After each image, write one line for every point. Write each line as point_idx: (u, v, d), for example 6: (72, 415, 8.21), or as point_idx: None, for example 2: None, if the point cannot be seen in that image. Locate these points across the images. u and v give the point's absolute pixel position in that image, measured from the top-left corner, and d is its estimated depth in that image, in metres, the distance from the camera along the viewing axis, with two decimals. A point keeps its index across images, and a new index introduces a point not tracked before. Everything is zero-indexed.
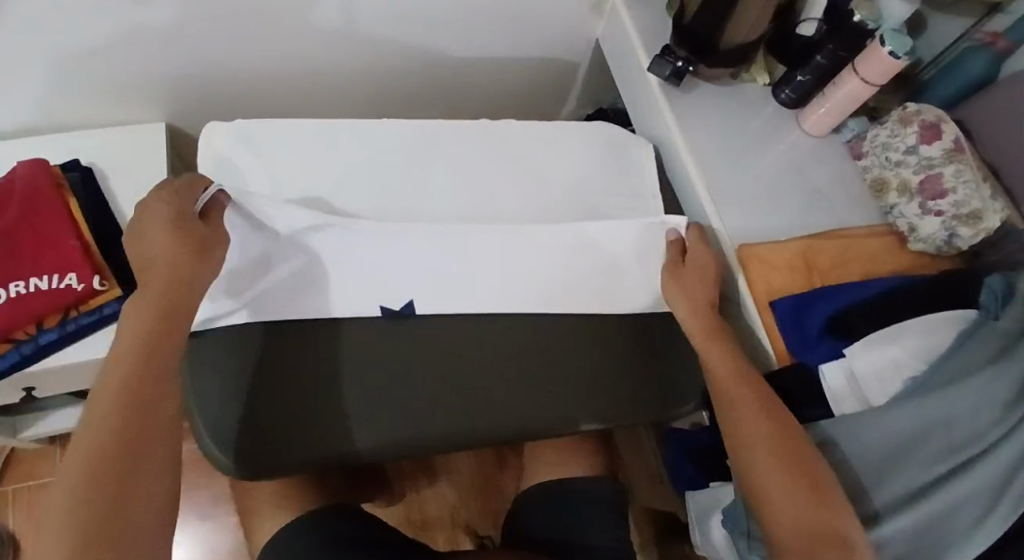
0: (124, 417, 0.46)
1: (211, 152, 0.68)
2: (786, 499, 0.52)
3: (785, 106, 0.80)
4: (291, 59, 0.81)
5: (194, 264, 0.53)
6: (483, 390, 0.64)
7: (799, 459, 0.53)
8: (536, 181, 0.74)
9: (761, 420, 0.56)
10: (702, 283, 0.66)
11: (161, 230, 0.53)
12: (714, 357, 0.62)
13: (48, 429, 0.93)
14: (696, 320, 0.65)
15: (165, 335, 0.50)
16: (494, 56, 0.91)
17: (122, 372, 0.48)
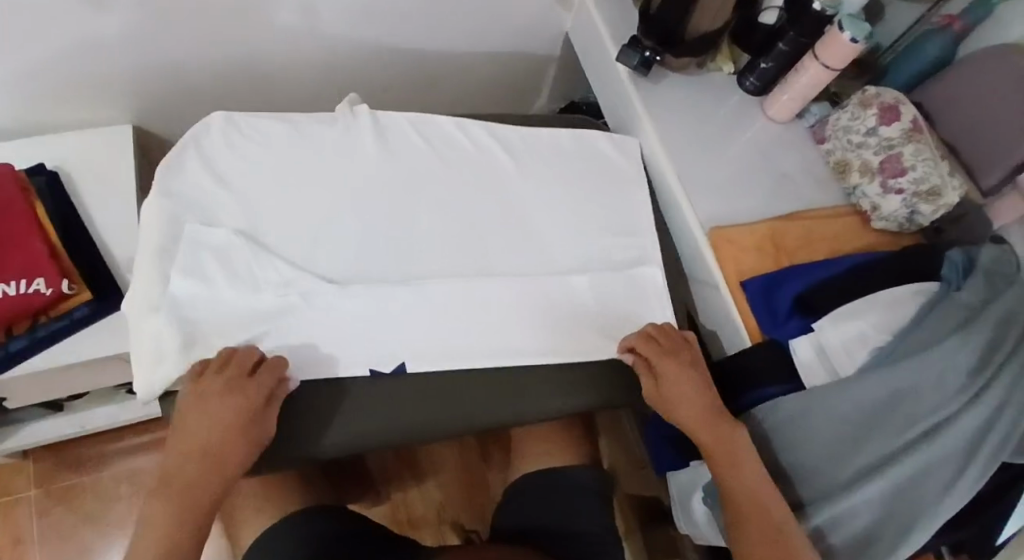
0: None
1: (198, 147, 0.66)
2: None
3: (750, 94, 0.82)
4: (260, 57, 0.81)
5: (244, 446, 0.54)
6: (458, 383, 0.65)
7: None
8: (512, 176, 0.75)
9: (774, 550, 0.54)
10: (686, 383, 0.63)
11: (216, 410, 0.54)
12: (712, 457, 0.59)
13: (18, 442, 0.90)
14: (693, 428, 0.61)
15: (207, 494, 0.53)
16: (463, 50, 0.92)
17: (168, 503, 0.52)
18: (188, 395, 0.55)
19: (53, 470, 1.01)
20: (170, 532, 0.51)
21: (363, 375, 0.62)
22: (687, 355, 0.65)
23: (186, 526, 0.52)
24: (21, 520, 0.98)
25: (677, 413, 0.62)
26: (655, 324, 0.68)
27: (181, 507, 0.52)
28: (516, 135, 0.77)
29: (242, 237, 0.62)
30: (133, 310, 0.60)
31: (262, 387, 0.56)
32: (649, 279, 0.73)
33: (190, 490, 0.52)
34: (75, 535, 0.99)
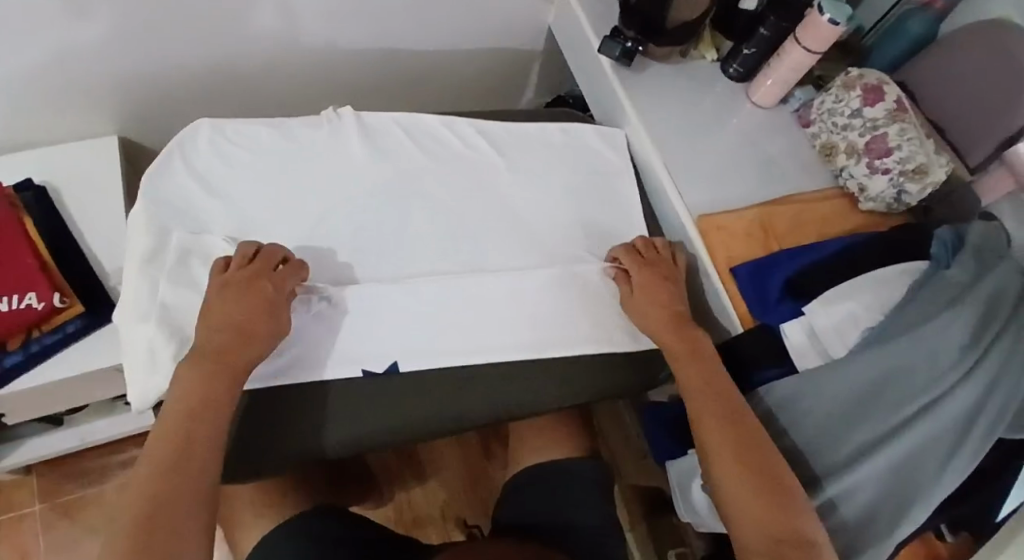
0: (184, 437, 0.49)
1: (175, 160, 0.65)
2: (751, 510, 0.51)
3: (734, 81, 0.82)
4: (244, 64, 0.81)
5: (264, 327, 0.56)
6: (450, 380, 0.65)
7: (763, 465, 0.53)
8: (498, 172, 0.75)
9: (728, 427, 0.55)
10: (659, 287, 0.66)
11: (238, 294, 0.56)
12: (683, 360, 0.61)
13: (17, 458, 0.90)
14: (660, 325, 0.64)
15: (222, 376, 0.52)
16: (446, 48, 0.92)
17: (193, 382, 0.51)
18: (214, 280, 0.57)
19: (57, 484, 1.02)
20: (187, 409, 0.50)
21: (357, 374, 0.63)
22: (667, 266, 0.68)
23: (204, 403, 0.51)
24: (27, 536, 0.99)
25: (648, 317, 0.65)
26: (643, 238, 0.72)
27: (200, 383, 0.51)
28: (502, 131, 0.77)
29: (234, 240, 0.63)
30: (126, 317, 0.60)
31: (282, 280, 0.58)
32: None
33: (209, 367, 0.52)
34: (81, 548, 0.99)
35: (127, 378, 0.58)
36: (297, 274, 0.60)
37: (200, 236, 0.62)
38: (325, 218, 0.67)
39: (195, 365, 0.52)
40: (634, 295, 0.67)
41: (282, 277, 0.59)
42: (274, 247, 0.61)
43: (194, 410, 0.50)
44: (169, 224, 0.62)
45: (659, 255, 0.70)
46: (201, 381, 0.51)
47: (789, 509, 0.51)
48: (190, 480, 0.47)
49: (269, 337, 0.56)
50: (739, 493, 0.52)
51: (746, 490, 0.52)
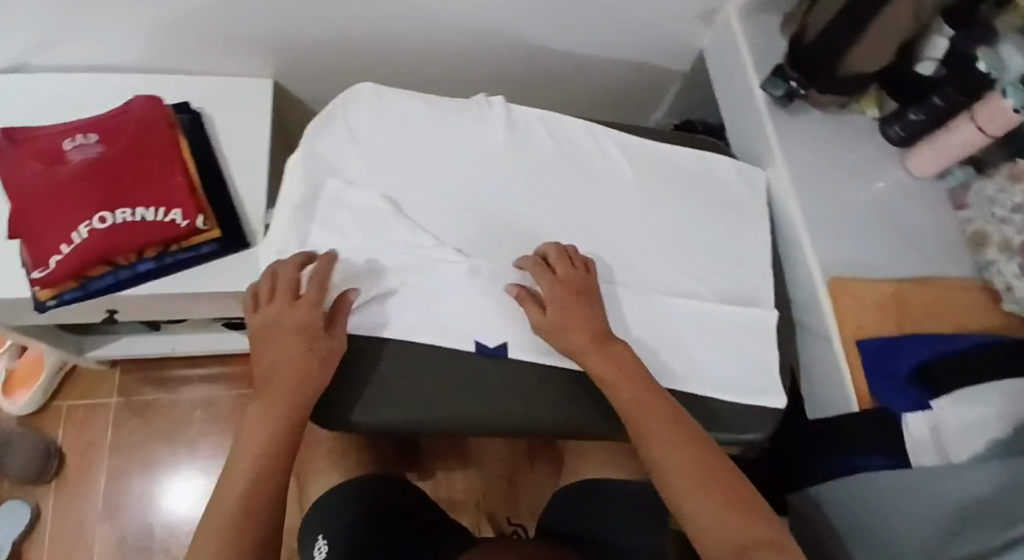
0: (246, 485, 0.54)
1: (333, 115, 0.67)
2: (715, 520, 0.53)
3: (893, 143, 0.77)
4: (400, 34, 0.82)
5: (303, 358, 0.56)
6: (555, 386, 0.63)
7: (722, 481, 0.55)
8: (631, 188, 0.72)
9: (677, 441, 0.56)
10: (579, 307, 0.61)
11: (280, 331, 0.58)
12: (620, 388, 0.59)
13: (111, 353, 0.97)
14: (586, 346, 0.60)
15: (276, 416, 0.56)
16: (595, 55, 0.90)
17: (255, 428, 0.56)
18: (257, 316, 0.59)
19: (132, 384, 1.07)
20: (252, 459, 0.54)
21: (470, 350, 0.62)
22: (577, 284, 0.63)
23: (266, 449, 0.55)
24: (101, 425, 1.05)
25: (571, 341, 0.60)
26: (555, 245, 0.65)
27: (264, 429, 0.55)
28: (643, 147, 0.74)
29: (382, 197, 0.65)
30: (270, 254, 0.64)
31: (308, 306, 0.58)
32: (761, 321, 0.68)
33: (262, 412, 0.56)
34: (144, 447, 1.05)
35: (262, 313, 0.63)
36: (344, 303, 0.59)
37: (347, 189, 0.64)
38: (455, 203, 0.67)
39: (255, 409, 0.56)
40: (547, 316, 0.61)
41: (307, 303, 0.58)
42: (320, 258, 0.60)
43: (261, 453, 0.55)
44: (319, 174, 0.64)
45: (578, 265, 0.64)
46: (259, 427, 0.55)
47: (751, 517, 0.53)
48: (251, 528, 0.52)
49: (321, 371, 0.57)
50: (702, 507, 0.54)
51: (708, 503, 0.54)
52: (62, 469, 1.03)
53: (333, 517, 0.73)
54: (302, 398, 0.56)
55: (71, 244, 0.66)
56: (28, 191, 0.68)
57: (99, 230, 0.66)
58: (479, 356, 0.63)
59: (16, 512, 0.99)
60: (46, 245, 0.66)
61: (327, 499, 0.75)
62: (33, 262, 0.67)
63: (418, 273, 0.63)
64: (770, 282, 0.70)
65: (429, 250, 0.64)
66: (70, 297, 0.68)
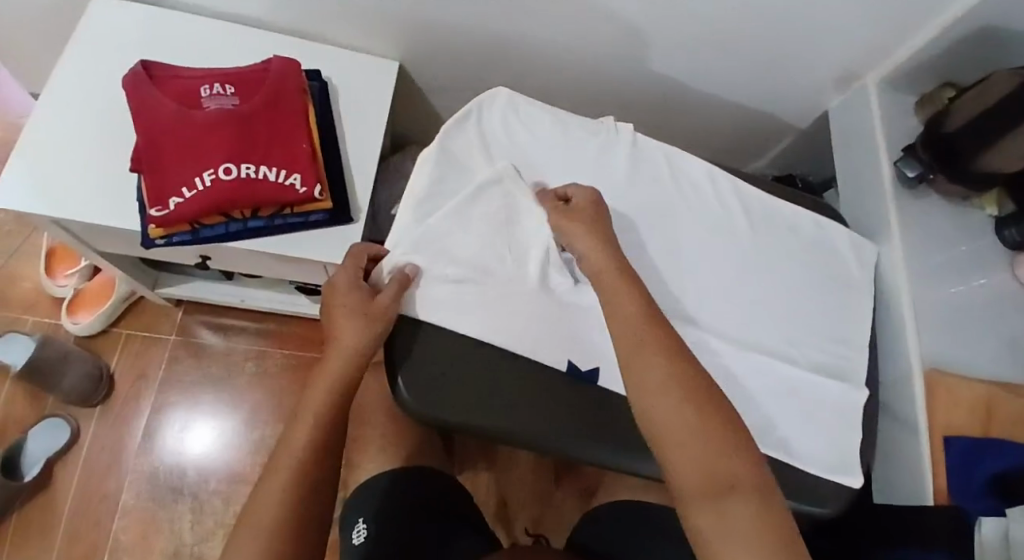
0: (304, 438, 0.56)
1: (477, 114, 0.69)
2: (691, 439, 0.51)
3: (1007, 246, 0.76)
4: (534, 42, 0.83)
5: (364, 313, 0.59)
6: (622, 418, 0.63)
7: (704, 414, 0.52)
8: (741, 240, 0.73)
9: (665, 367, 0.54)
10: (598, 228, 0.62)
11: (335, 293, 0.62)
12: (618, 301, 0.58)
13: (180, 292, 0.99)
14: (595, 264, 0.60)
15: (336, 372, 0.58)
16: (713, 96, 0.91)
17: (322, 385, 0.58)
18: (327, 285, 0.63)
19: (193, 325, 1.09)
20: (314, 413, 0.56)
21: (560, 368, 0.63)
22: (590, 211, 0.63)
23: (324, 409, 0.57)
24: (155, 356, 1.07)
25: (586, 251, 0.61)
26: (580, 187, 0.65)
27: (321, 399, 0.57)
28: (763, 202, 0.75)
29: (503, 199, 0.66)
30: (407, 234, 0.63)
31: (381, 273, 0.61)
32: (847, 397, 0.68)
33: (325, 370, 0.58)
34: (192, 389, 1.07)
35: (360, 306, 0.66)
36: (399, 275, 0.61)
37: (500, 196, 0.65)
38: None
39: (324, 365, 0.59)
40: (564, 226, 0.62)
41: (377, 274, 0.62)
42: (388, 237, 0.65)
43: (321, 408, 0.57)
44: (465, 170, 0.66)
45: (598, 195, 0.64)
46: (322, 381, 0.58)
47: (731, 456, 0.50)
48: (308, 472, 0.54)
49: (372, 332, 0.58)
50: (679, 433, 0.51)
51: (687, 430, 0.51)
52: (109, 395, 1.05)
53: (375, 498, 0.73)
54: (354, 362, 0.58)
55: (193, 190, 0.68)
56: (159, 127, 0.69)
57: (224, 181, 0.68)
58: (568, 376, 0.63)
59: (58, 429, 1.02)
60: (169, 184, 0.68)
61: (373, 482, 0.75)
62: (151, 199, 0.67)
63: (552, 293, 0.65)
64: (862, 355, 0.71)
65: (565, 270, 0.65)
66: (182, 240, 0.70)
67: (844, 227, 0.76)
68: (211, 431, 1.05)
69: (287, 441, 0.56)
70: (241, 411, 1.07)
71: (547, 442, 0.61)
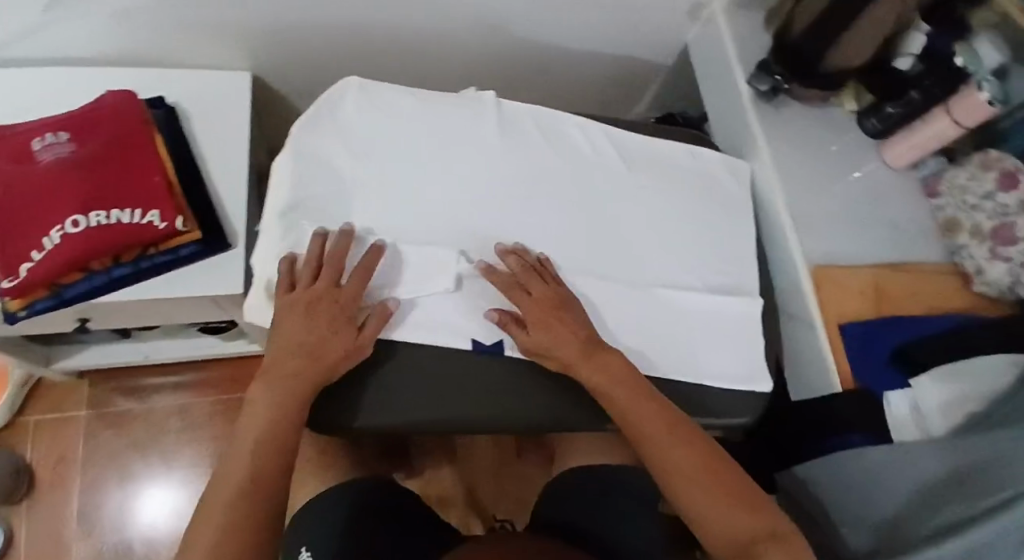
0: (266, 437, 0.53)
1: (333, 107, 0.65)
2: (722, 516, 0.55)
3: (868, 135, 0.80)
4: (385, 25, 0.81)
5: (335, 346, 0.55)
6: (532, 380, 0.62)
7: (723, 482, 0.56)
8: (624, 182, 0.73)
9: (676, 443, 0.57)
10: (558, 321, 0.60)
11: (305, 313, 0.56)
12: (611, 391, 0.59)
13: (79, 362, 0.93)
14: (579, 357, 0.59)
15: (300, 378, 0.54)
16: (576, 49, 0.91)
17: (279, 380, 0.54)
18: (281, 301, 0.56)
19: (106, 394, 1.03)
20: (274, 410, 0.53)
21: (466, 349, 0.61)
22: (550, 296, 0.61)
23: (285, 408, 0.53)
24: (73, 437, 1.01)
25: (561, 352, 0.59)
26: (518, 256, 0.63)
27: (277, 399, 0.53)
28: (635, 142, 0.75)
29: (368, 195, 0.63)
30: (269, 250, 0.60)
31: (350, 301, 0.57)
32: (746, 310, 0.70)
33: (288, 370, 0.54)
34: (119, 459, 1.01)
35: (248, 298, 0.60)
36: (381, 311, 0.58)
37: (362, 192, 0.63)
38: (453, 201, 0.66)
39: (282, 358, 0.55)
40: (530, 332, 0.60)
41: (344, 292, 0.57)
42: (350, 231, 0.59)
43: (281, 405, 0.53)
44: (325, 170, 0.63)
45: (543, 277, 0.63)
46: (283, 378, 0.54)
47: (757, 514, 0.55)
48: (269, 479, 0.52)
49: (337, 363, 0.55)
50: (710, 509, 0.55)
51: (715, 505, 0.55)
52: (33, 485, 0.99)
53: (314, 520, 0.71)
54: (317, 366, 0.55)
55: (43, 251, 0.63)
56: None
57: (73, 235, 0.63)
58: (476, 353, 0.61)
59: None
60: (17, 251, 0.63)
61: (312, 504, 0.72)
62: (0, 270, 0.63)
63: (429, 278, 0.61)
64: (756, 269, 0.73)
65: (443, 254, 0.62)
66: (42, 307, 0.65)
67: (717, 153, 0.78)
68: (150, 497, 1.00)
69: (243, 439, 0.53)
70: (179, 469, 1.02)
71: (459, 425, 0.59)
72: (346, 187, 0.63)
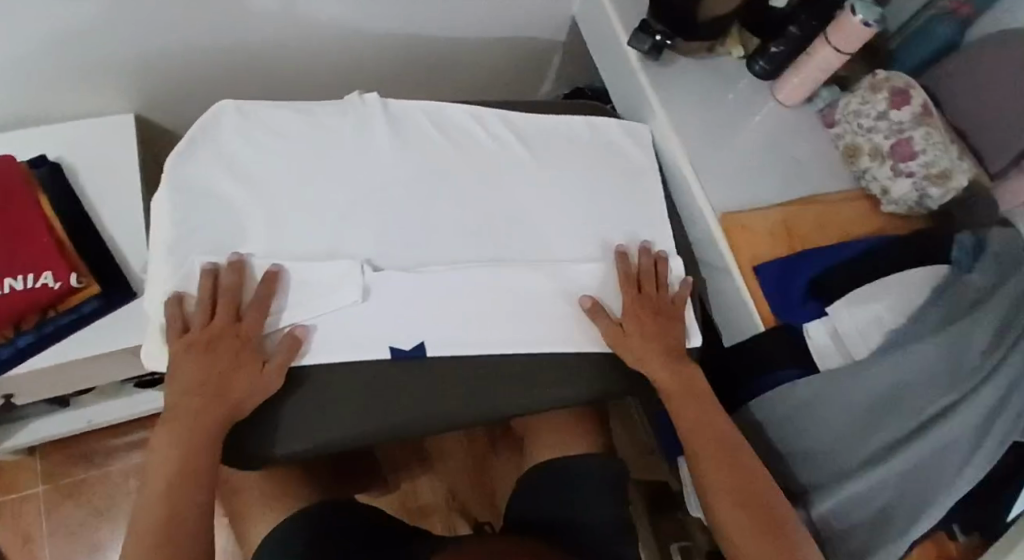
0: (177, 480, 0.52)
1: (210, 136, 0.64)
2: (753, 540, 0.57)
3: (760, 78, 0.80)
4: (266, 46, 0.80)
5: (239, 379, 0.55)
6: (461, 376, 0.62)
7: (766, 505, 0.58)
8: (524, 164, 0.72)
9: (726, 466, 0.60)
10: (653, 322, 0.66)
11: (199, 352, 0.55)
12: (683, 410, 0.64)
13: (25, 439, 0.90)
14: (658, 358, 0.65)
15: (206, 417, 0.53)
16: (467, 39, 0.90)
17: (182, 419, 0.53)
18: (177, 343, 0.56)
19: (60, 466, 1.01)
20: (178, 450, 0.52)
21: (385, 358, 0.60)
22: (652, 304, 0.67)
23: (190, 447, 0.52)
24: (32, 515, 0.98)
25: (645, 349, 0.65)
26: (623, 262, 0.69)
27: (182, 438, 0.53)
28: (529, 121, 0.75)
29: (258, 218, 0.62)
30: (160, 293, 0.58)
31: (251, 333, 0.57)
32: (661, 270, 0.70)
33: (190, 410, 0.53)
34: (84, 529, 0.99)
35: (143, 345, 0.58)
36: (292, 340, 0.57)
37: (254, 217, 0.62)
38: (350, 211, 0.65)
39: (181, 397, 0.54)
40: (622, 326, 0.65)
41: (245, 324, 0.57)
42: (240, 260, 0.59)
43: (188, 445, 0.53)
44: (213, 201, 0.62)
45: (653, 283, 0.69)
46: (184, 416, 0.53)
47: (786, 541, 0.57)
48: (183, 520, 0.51)
49: (247, 397, 0.55)
50: (743, 529, 0.58)
51: (748, 528, 0.57)
52: None
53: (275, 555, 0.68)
54: (223, 401, 0.54)
55: None
56: None
57: None
58: (396, 360, 0.61)
59: None
60: None
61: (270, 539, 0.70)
62: None
63: (333, 292, 0.60)
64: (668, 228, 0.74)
65: (348, 265, 0.61)
66: None
67: (616, 119, 0.78)
68: None
69: (154, 484, 0.52)
70: None
71: (387, 433, 0.59)
72: (237, 215, 0.62)
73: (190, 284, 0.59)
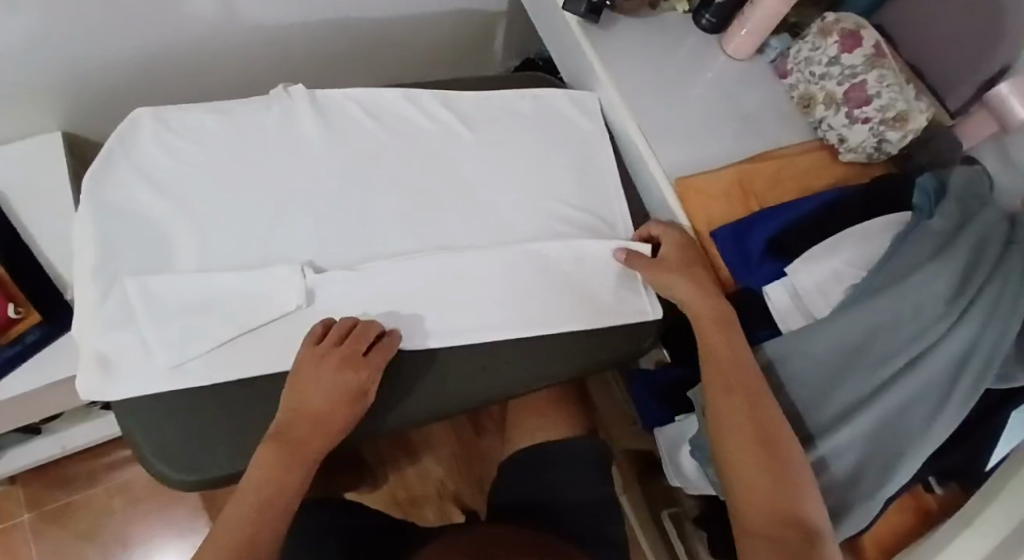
0: (258, 504, 0.49)
1: (132, 149, 0.61)
2: (755, 484, 0.54)
3: (708, 32, 0.78)
4: (193, 47, 0.77)
5: (340, 415, 0.54)
6: (424, 372, 0.61)
7: (774, 439, 0.54)
8: (468, 145, 0.70)
9: (743, 403, 0.56)
10: (695, 269, 0.64)
11: (331, 375, 0.54)
12: (712, 342, 0.60)
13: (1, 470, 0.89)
14: (700, 298, 0.62)
15: (305, 448, 0.52)
16: (404, 18, 0.87)
17: (283, 442, 0.51)
18: (306, 353, 0.55)
19: (43, 493, 1.01)
20: (271, 472, 0.50)
21: None
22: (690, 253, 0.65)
23: (283, 475, 0.50)
24: (19, 547, 0.98)
25: (684, 292, 0.63)
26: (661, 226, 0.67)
27: (278, 463, 0.51)
28: (469, 99, 0.72)
29: (189, 230, 0.60)
30: (93, 319, 0.56)
31: (371, 368, 0.55)
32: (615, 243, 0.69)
33: (295, 437, 0.52)
34: (74, 553, 0.99)
35: (79, 377, 0.55)
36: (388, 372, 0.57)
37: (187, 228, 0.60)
38: (289, 212, 0.63)
39: (290, 417, 0.53)
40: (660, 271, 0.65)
41: (366, 360, 0.55)
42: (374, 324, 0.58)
43: (281, 472, 0.50)
44: (145, 217, 0.60)
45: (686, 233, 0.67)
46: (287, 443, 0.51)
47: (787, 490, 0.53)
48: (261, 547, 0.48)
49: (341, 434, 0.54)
50: (744, 469, 0.55)
51: (752, 468, 0.54)
52: None
53: None
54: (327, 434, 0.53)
55: None
56: None
57: None
58: None
59: None
60: None
61: None
62: None
63: (274, 298, 0.59)
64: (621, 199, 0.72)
65: (288, 269, 0.59)
66: None
67: (560, 89, 0.76)
68: None
69: (237, 502, 0.49)
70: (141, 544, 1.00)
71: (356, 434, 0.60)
72: (168, 229, 0.60)
73: (127, 304, 0.57)
